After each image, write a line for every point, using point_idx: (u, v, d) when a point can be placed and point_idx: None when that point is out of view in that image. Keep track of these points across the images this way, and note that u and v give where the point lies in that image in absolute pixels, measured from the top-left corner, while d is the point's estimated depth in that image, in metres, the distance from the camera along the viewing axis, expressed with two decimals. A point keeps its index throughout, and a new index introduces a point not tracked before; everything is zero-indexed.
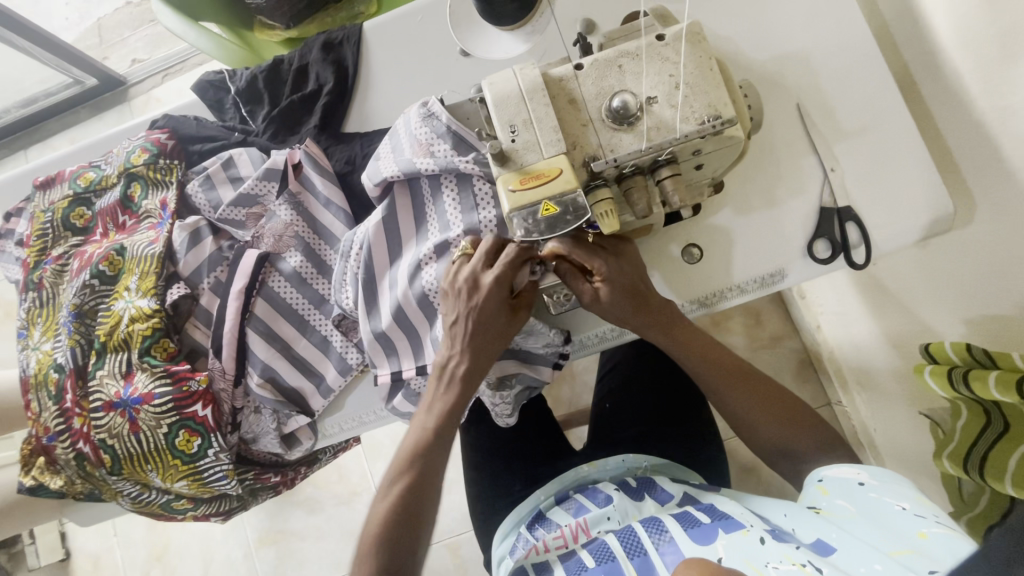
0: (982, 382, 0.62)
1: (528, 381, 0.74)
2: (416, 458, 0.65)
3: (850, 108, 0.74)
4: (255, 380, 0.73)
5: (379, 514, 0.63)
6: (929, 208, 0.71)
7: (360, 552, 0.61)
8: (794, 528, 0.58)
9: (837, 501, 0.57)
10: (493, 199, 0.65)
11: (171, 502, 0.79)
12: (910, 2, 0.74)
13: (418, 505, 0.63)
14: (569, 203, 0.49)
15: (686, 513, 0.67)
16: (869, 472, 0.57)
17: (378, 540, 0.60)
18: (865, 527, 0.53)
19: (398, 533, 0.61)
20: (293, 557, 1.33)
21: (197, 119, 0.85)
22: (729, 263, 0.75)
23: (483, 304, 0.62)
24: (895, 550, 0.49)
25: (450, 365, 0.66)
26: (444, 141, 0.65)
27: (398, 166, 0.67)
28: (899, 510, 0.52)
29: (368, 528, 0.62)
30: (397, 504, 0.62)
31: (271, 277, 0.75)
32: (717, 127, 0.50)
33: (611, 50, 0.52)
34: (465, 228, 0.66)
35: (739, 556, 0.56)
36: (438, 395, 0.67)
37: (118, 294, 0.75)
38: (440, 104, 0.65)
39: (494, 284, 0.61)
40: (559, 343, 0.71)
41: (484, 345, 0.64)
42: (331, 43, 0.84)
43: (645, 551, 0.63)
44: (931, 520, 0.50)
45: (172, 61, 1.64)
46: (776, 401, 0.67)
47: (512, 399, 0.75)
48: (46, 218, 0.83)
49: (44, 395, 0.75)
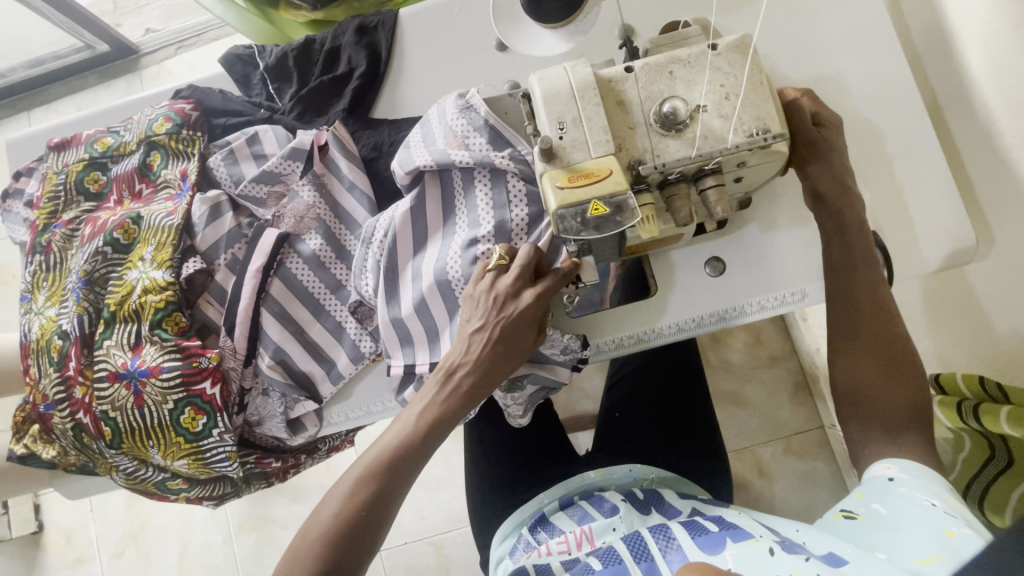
0: (993, 416, 0.62)
1: (543, 381, 0.73)
2: (390, 461, 0.59)
3: (880, 133, 0.74)
4: (265, 362, 0.72)
5: (332, 509, 0.56)
6: (950, 239, 0.72)
7: (299, 544, 0.55)
8: (805, 541, 0.59)
9: (872, 506, 0.58)
10: (527, 198, 0.65)
11: (166, 481, 0.77)
12: (942, 33, 0.74)
13: (377, 515, 0.57)
14: (619, 203, 0.48)
15: (693, 521, 0.67)
16: (897, 466, 0.58)
17: (324, 541, 0.55)
18: (895, 535, 0.54)
19: (348, 541, 0.55)
20: (274, 546, 1.30)
21: (222, 93, 0.84)
22: (752, 279, 0.74)
23: (516, 318, 0.61)
24: (921, 557, 0.50)
25: (458, 373, 0.62)
26: (480, 134, 0.65)
27: (431, 155, 0.66)
28: (928, 507, 0.54)
29: (315, 522, 0.56)
30: (356, 506, 0.56)
31: (290, 258, 0.74)
32: (767, 141, 0.49)
33: (662, 56, 0.52)
34: (496, 225, 0.65)
35: (748, 566, 0.56)
36: (434, 399, 0.62)
37: (130, 264, 0.73)
38: (480, 99, 0.65)
39: (533, 303, 0.61)
40: (577, 349, 0.71)
41: (503, 358, 0.62)
42: (365, 27, 0.83)
43: (652, 556, 0.64)
44: (960, 521, 0.51)
45: (187, 34, 1.61)
46: (875, 347, 0.64)
47: (525, 399, 0.74)
48: (59, 180, 0.81)
49: (46, 360, 0.73)
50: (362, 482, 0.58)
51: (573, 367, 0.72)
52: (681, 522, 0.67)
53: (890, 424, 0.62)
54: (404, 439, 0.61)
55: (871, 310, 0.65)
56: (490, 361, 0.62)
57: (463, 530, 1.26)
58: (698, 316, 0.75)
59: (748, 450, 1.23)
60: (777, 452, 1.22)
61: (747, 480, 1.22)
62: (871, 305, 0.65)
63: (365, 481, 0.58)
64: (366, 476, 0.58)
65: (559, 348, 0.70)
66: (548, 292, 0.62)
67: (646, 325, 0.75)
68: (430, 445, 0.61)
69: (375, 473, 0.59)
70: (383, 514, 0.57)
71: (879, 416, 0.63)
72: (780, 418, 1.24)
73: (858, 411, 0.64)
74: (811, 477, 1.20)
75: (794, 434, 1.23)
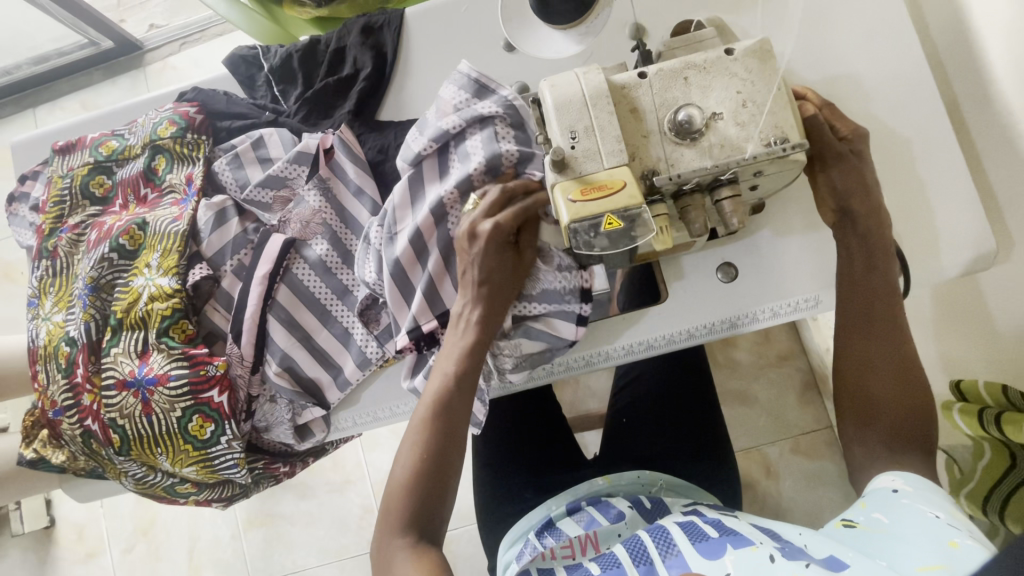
0: (1016, 426, 0.60)
1: (538, 325, 0.68)
2: (435, 407, 0.62)
3: (895, 136, 0.72)
4: (272, 369, 0.71)
5: (405, 462, 0.61)
6: (969, 246, 0.70)
7: (390, 495, 0.61)
8: (806, 544, 0.57)
9: (872, 514, 0.56)
10: (517, 139, 0.66)
11: (175, 486, 0.77)
12: (962, 34, 0.72)
13: (444, 451, 0.61)
14: (633, 217, 0.47)
15: (693, 525, 0.65)
16: (903, 479, 0.57)
17: (408, 486, 0.60)
18: (896, 543, 0.52)
19: (427, 484, 0.60)
20: (282, 541, 1.31)
21: (227, 95, 0.82)
22: (765, 286, 0.73)
23: (484, 249, 0.61)
24: (924, 565, 0.48)
25: (465, 311, 0.64)
26: (465, 91, 0.67)
27: (427, 135, 0.66)
28: (932, 519, 0.52)
29: (397, 476, 0.61)
30: (423, 449, 0.61)
31: (296, 264, 0.73)
32: (786, 152, 0.48)
33: (677, 62, 0.51)
34: (488, 157, 0.64)
35: (746, 570, 0.54)
36: (453, 341, 0.64)
37: (137, 270, 0.73)
38: (465, 64, 0.68)
39: (492, 229, 0.61)
40: (576, 270, 0.66)
41: (498, 286, 0.63)
42: (371, 27, 0.81)
43: (651, 560, 0.61)
44: (965, 533, 0.50)
45: (191, 30, 1.60)
46: (883, 359, 0.63)
47: (519, 350, 0.68)
48: (64, 184, 0.80)
49: (53, 366, 0.73)
50: (419, 431, 0.62)
51: (577, 322, 0.67)
52: (680, 523, 0.66)
53: (892, 436, 0.61)
54: (445, 386, 0.62)
55: (884, 318, 0.64)
56: (488, 291, 0.63)
57: (469, 528, 1.26)
58: (708, 322, 0.74)
59: (755, 449, 1.22)
60: (785, 451, 1.21)
61: (755, 480, 1.21)
62: (884, 314, 0.64)
63: (421, 429, 0.61)
64: (421, 426, 0.62)
65: (554, 267, 0.67)
66: (510, 218, 0.61)
67: (663, 330, 0.74)
68: (465, 381, 0.63)
69: (426, 420, 0.62)
70: (450, 460, 0.61)
71: (891, 423, 0.62)
72: (788, 417, 1.23)
73: (862, 423, 0.64)
74: (819, 477, 1.19)
75: (802, 434, 1.22)
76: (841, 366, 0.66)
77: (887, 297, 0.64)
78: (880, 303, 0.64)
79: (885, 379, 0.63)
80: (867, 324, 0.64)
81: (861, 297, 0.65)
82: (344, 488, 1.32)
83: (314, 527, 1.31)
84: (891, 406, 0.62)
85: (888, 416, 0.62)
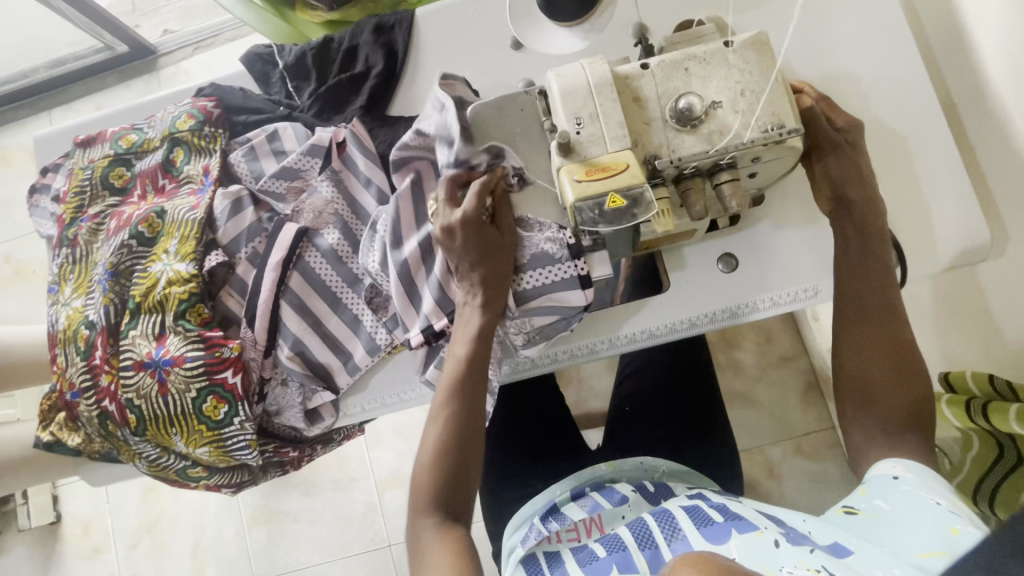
0: (1002, 414, 0.61)
1: (541, 294, 0.69)
2: (451, 389, 0.64)
3: (892, 132, 0.74)
4: (285, 353, 0.73)
5: (429, 444, 0.63)
6: (964, 239, 0.72)
7: (419, 477, 0.63)
8: (809, 531, 0.58)
9: (873, 501, 0.57)
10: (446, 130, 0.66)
11: (187, 469, 0.79)
12: (956, 34, 0.74)
13: (464, 428, 0.63)
14: (636, 195, 0.49)
15: (697, 508, 0.66)
16: (904, 465, 0.58)
17: (433, 466, 0.62)
18: (896, 529, 0.54)
19: (452, 463, 0.62)
20: (287, 537, 1.33)
21: (243, 91, 0.85)
22: (765, 277, 0.75)
23: (465, 235, 0.64)
24: (924, 552, 0.50)
25: (466, 296, 0.66)
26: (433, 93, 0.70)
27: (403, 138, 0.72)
28: (932, 504, 0.54)
29: (423, 458, 0.63)
30: (444, 429, 0.63)
31: (308, 252, 0.75)
32: (781, 136, 0.50)
33: (678, 53, 0.53)
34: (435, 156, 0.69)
35: (751, 558, 0.55)
36: (460, 325, 0.67)
37: (155, 257, 0.75)
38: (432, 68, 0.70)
39: (465, 215, 0.64)
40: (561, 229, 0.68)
41: (491, 267, 0.65)
42: (382, 27, 0.84)
43: (657, 544, 0.63)
44: (964, 518, 0.52)
45: (204, 35, 1.64)
46: (880, 346, 0.65)
47: (530, 321, 0.70)
48: (86, 176, 0.83)
49: (72, 350, 0.75)
50: (439, 413, 0.64)
51: (581, 286, 0.68)
52: (684, 506, 0.67)
53: (889, 419, 0.63)
54: (458, 367, 0.65)
55: (879, 306, 0.65)
56: (483, 272, 0.65)
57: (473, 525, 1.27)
58: (710, 311, 0.75)
59: (757, 449, 1.23)
60: (787, 451, 1.22)
61: (757, 479, 1.22)
62: (881, 302, 0.65)
63: (440, 411, 0.64)
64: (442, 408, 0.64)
65: (538, 230, 0.68)
66: (480, 201, 0.64)
67: (669, 317, 0.76)
68: (478, 360, 0.65)
69: (446, 402, 0.64)
70: (473, 438, 0.64)
71: (888, 409, 0.63)
72: (790, 417, 1.24)
73: (860, 408, 0.65)
74: (821, 477, 1.19)
75: (805, 434, 1.23)
76: (839, 352, 0.67)
77: (883, 284, 0.66)
78: (877, 291, 0.66)
79: (881, 365, 0.64)
80: (864, 312, 0.66)
81: (858, 285, 0.66)
82: (349, 485, 1.33)
83: (319, 524, 1.32)
84: (888, 391, 0.64)
85: (884, 401, 0.63)
